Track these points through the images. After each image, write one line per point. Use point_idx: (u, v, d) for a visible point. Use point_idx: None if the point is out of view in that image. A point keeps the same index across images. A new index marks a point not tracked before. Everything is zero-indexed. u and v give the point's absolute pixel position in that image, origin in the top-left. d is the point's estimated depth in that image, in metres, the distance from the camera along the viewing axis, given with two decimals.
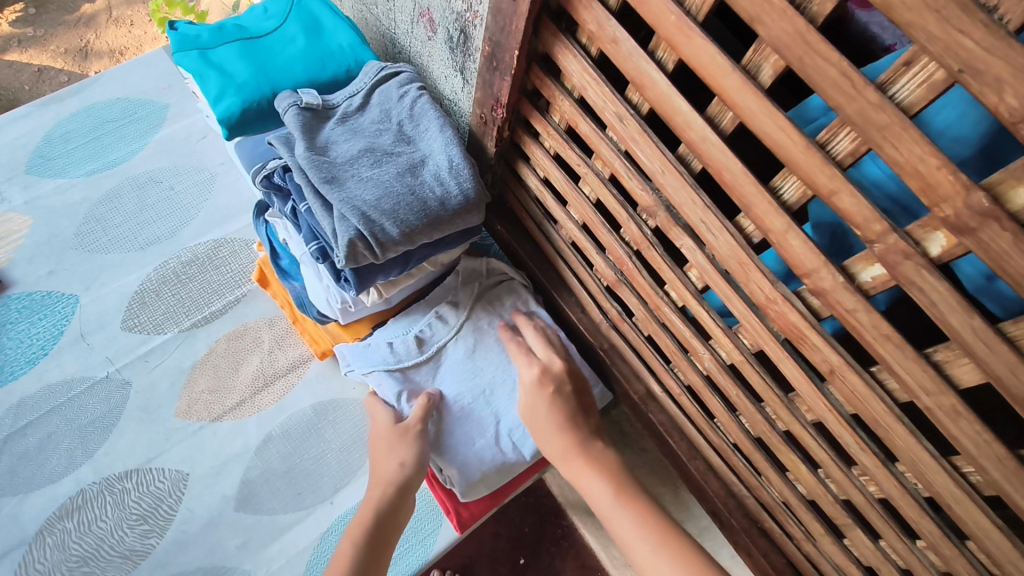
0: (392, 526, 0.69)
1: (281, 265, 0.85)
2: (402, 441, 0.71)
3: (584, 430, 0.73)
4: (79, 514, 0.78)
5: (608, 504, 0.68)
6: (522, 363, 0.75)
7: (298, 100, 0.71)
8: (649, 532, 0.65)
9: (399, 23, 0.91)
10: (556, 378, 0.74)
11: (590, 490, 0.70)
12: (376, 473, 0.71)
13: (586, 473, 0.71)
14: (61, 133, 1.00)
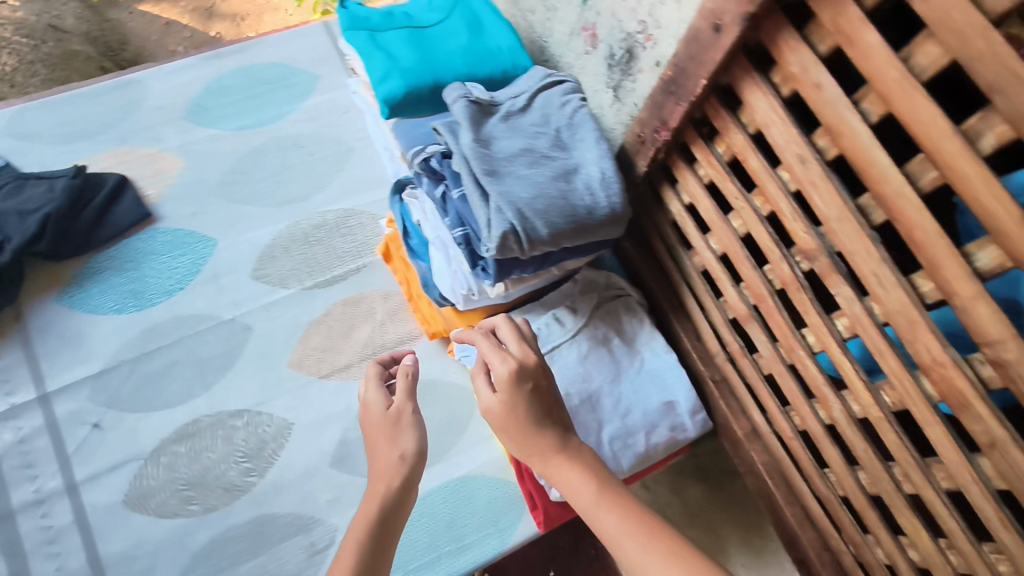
0: (385, 535, 0.58)
1: (409, 244, 0.89)
2: (393, 432, 0.64)
3: (565, 424, 0.65)
4: (191, 441, 0.83)
5: (591, 499, 0.59)
6: (494, 354, 0.66)
7: (468, 94, 0.75)
8: (636, 530, 0.55)
9: (556, 33, 0.94)
10: (533, 373, 0.66)
11: (568, 485, 0.61)
12: (372, 471, 0.63)
13: (568, 467, 0.62)
14: (219, 87, 1.04)
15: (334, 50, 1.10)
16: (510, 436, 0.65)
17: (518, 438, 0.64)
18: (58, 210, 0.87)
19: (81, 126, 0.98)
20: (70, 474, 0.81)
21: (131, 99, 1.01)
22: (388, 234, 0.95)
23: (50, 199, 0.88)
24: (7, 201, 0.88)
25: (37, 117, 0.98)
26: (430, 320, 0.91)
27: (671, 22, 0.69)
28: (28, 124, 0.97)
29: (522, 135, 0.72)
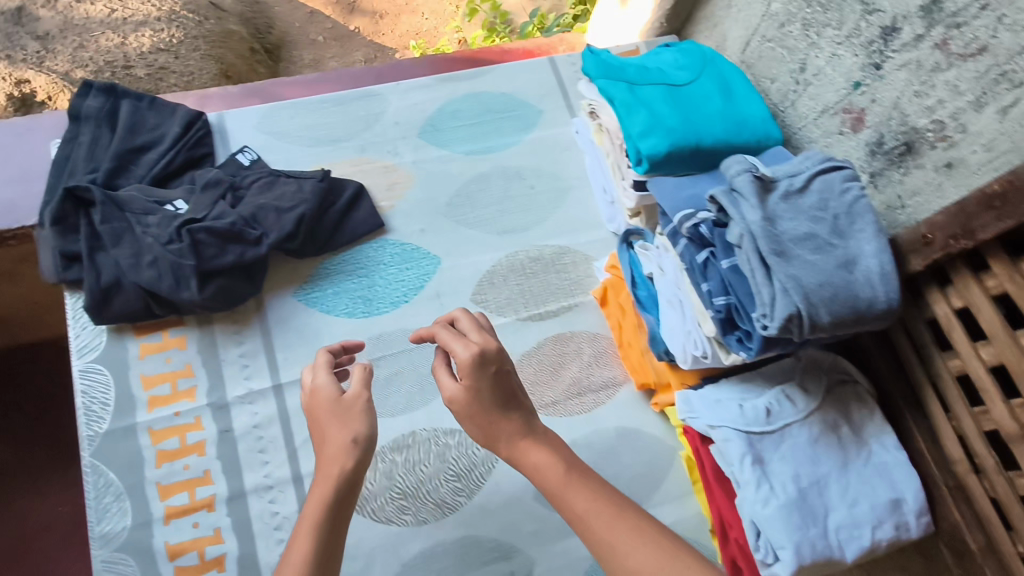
0: (341, 509, 0.63)
1: (636, 295, 0.91)
2: (338, 418, 0.68)
3: (527, 408, 0.72)
4: (407, 452, 0.88)
5: (560, 480, 0.67)
6: (456, 344, 0.72)
7: (752, 167, 0.76)
8: (602, 510, 0.64)
9: (800, 108, 0.95)
10: (491, 359, 0.71)
11: (542, 472, 0.68)
12: (323, 457, 0.66)
13: (532, 451, 0.69)
14: (451, 109, 1.07)
15: (559, 86, 1.12)
16: (485, 427, 0.70)
17: (483, 422, 0.71)
18: (311, 212, 0.92)
19: (325, 130, 1.03)
20: (297, 465, 0.85)
21: (372, 111, 1.06)
22: (607, 279, 0.97)
23: (304, 199, 0.92)
24: (262, 195, 0.92)
25: (289, 116, 1.03)
26: (642, 370, 0.93)
27: (984, 132, 0.69)
28: (280, 122, 1.02)
29: (805, 217, 0.73)
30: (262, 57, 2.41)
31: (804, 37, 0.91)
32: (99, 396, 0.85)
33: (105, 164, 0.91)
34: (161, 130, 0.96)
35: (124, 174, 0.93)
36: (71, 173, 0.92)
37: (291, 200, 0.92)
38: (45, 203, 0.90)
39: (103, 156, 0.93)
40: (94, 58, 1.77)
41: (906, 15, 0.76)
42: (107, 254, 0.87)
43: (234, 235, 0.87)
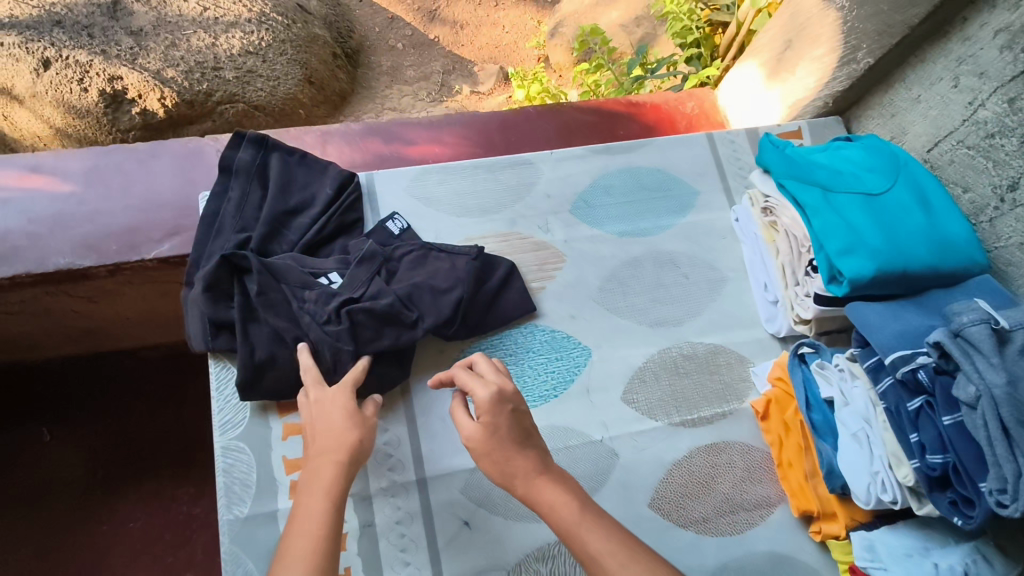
0: (339, 508, 0.66)
1: (808, 418, 0.84)
2: (351, 425, 0.72)
3: (543, 449, 0.74)
4: (551, 564, 0.81)
5: (574, 519, 0.67)
6: (475, 383, 0.76)
7: (987, 317, 0.69)
8: (614, 547, 0.65)
9: (1004, 225, 0.88)
10: (509, 400, 0.75)
11: (553, 510, 0.69)
12: (321, 445, 0.71)
13: (549, 487, 0.70)
14: (605, 184, 1.02)
15: (717, 165, 1.06)
16: (502, 463, 0.72)
17: (499, 460, 0.72)
18: (468, 293, 0.88)
19: (476, 199, 0.98)
20: (438, 569, 0.80)
21: (523, 180, 1.01)
22: (770, 391, 0.90)
23: (461, 278, 0.88)
24: (415, 272, 0.88)
25: (437, 181, 0.98)
26: (801, 495, 0.85)
27: None
28: (428, 186, 0.98)
29: None
30: (344, 62, 2.36)
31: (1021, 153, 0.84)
32: (240, 476, 0.81)
33: (259, 227, 0.89)
34: (312, 192, 0.94)
35: (275, 238, 0.90)
36: (221, 234, 0.89)
37: (447, 279, 0.88)
38: (195, 260, 0.88)
39: (254, 215, 0.91)
40: (185, 58, 1.76)
41: None
42: (259, 324, 0.83)
43: (392, 317, 0.84)
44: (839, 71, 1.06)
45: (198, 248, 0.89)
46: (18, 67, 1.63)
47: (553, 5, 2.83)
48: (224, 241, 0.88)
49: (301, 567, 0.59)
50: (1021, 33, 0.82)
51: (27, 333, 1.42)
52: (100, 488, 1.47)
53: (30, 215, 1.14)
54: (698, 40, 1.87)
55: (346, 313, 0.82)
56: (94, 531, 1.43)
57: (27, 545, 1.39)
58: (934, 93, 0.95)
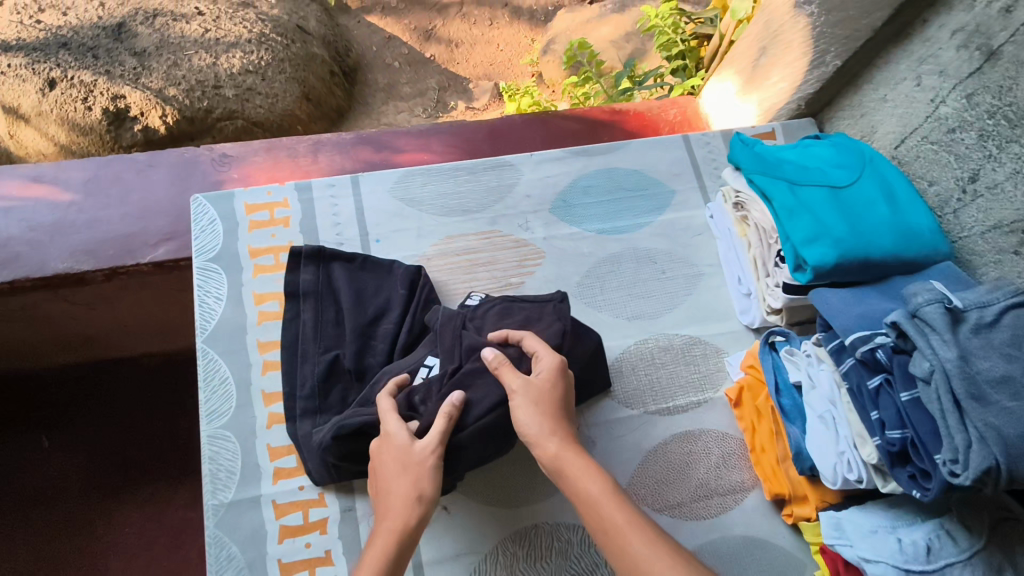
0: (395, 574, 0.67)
1: (778, 403, 0.87)
2: (404, 473, 0.71)
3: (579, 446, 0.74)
4: (527, 545, 0.84)
5: (623, 517, 0.67)
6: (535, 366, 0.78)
7: (942, 296, 0.72)
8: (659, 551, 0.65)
9: (965, 217, 0.91)
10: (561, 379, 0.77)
11: (590, 494, 0.69)
12: (388, 506, 0.70)
13: (583, 476, 0.70)
14: (584, 185, 1.05)
15: (693, 166, 1.08)
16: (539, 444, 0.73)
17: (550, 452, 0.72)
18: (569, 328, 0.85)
19: (457, 202, 1.01)
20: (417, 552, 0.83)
21: (503, 182, 1.04)
22: (744, 378, 0.93)
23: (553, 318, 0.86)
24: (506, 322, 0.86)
25: (420, 183, 1.02)
26: (774, 480, 0.89)
27: None
28: (411, 188, 1.01)
29: (1000, 356, 0.69)
30: (341, 80, 2.43)
31: (979, 147, 0.87)
32: (225, 463, 0.84)
33: (347, 344, 0.87)
34: (386, 295, 0.92)
35: (366, 351, 0.88)
36: (307, 358, 0.87)
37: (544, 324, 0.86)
38: (287, 399, 0.86)
39: (337, 332, 0.89)
40: (186, 77, 1.81)
41: None
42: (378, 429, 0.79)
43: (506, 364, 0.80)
44: (808, 74, 1.09)
45: (287, 379, 0.87)
46: (25, 87, 1.70)
47: (546, 22, 2.86)
48: (318, 373, 0.86)
49: None
50: (977, 34, 0.85)
51: (29, 341, 1.46)
52: (97, 495, 1.48)
53: (32, 223, 1.18)
54: (683, 52, 1.91)
55: (447, 384, 0.80)
56: (91, 536, 1.44)
57: (25, 550, 1.41)
58: (899, 92, 0.98)
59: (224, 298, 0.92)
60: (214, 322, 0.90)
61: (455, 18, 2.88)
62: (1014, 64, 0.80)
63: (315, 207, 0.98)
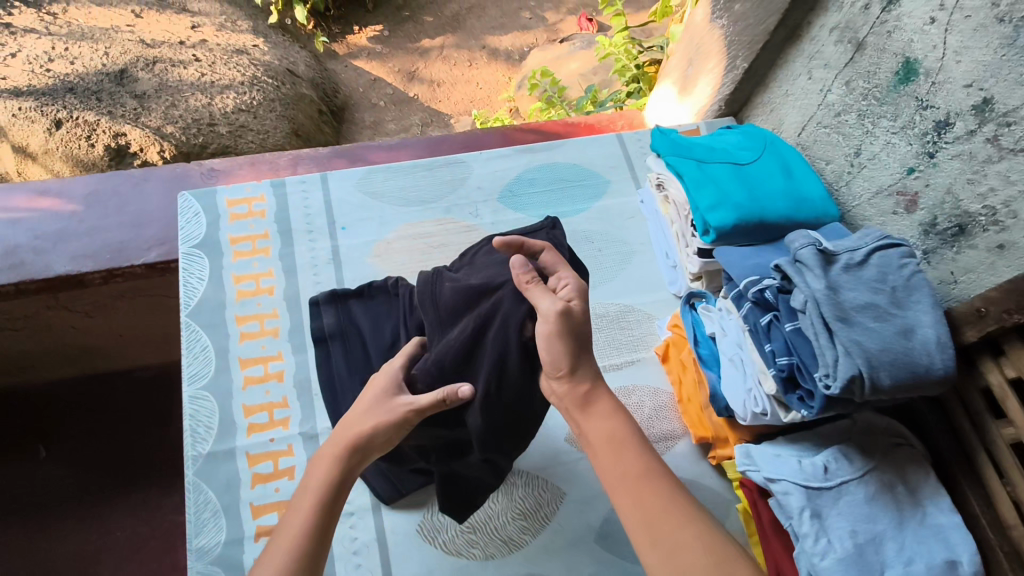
0: (336, 494, 0.72)
1: (697, 353, 0.99)
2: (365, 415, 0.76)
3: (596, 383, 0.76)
4: None
5: (641, 466, 0.71)
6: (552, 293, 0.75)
7: (814, 242, 0.85)
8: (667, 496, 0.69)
9: (855, 188, 1.04)
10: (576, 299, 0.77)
11: (615, 437, 0.73)
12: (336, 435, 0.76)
13: (610, 419, 0.74)
14: (528, 177, 1.20)
15: (625, 159, 1.23)
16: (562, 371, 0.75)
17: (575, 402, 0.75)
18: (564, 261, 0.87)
19: (414, 193, 1.15)
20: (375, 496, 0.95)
21: (456, 176, 1.18)
22: (669, 336, 1.06)
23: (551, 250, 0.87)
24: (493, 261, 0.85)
25: (382, 178, 1.16)
26: (700, 425, 1.00)
27: None
28: (374, 183, 1.15)
29: (866, 288, 0.80)
30: (329, 118, 2.58)
31: (860, 126, 1.00)
32: (204, 419, 0.94)
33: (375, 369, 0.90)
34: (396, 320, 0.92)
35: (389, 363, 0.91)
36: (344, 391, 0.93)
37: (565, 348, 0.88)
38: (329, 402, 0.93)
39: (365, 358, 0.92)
40: (183, 116, 1.94)
41: (957, 113, 0.83)
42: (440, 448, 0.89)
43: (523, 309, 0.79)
44: (726, 77, 1.24)
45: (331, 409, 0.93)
46: (33, 127, 1.76)
47: (521, 60, 2.97)
48: (356, 396, 0.90)
49: (297, 525, 0.69)
50: (848, 29, 0.99)
51: (29, 354, 1.54)
52: (87, 502, 1.51)
53: (36, 232, 1.30)
54: (637, 77, 2.08)
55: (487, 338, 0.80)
56: (80, 541, 1.46)
57: (16, 555, 1.44)
58: (798, 86, 1.13)
59: (205, 279, 1.04)
60: (197, 298, 1.02)
61: (436, 59, 3.01)
62: (876, 52, 0.95)
63: (289, 199, 1.13)
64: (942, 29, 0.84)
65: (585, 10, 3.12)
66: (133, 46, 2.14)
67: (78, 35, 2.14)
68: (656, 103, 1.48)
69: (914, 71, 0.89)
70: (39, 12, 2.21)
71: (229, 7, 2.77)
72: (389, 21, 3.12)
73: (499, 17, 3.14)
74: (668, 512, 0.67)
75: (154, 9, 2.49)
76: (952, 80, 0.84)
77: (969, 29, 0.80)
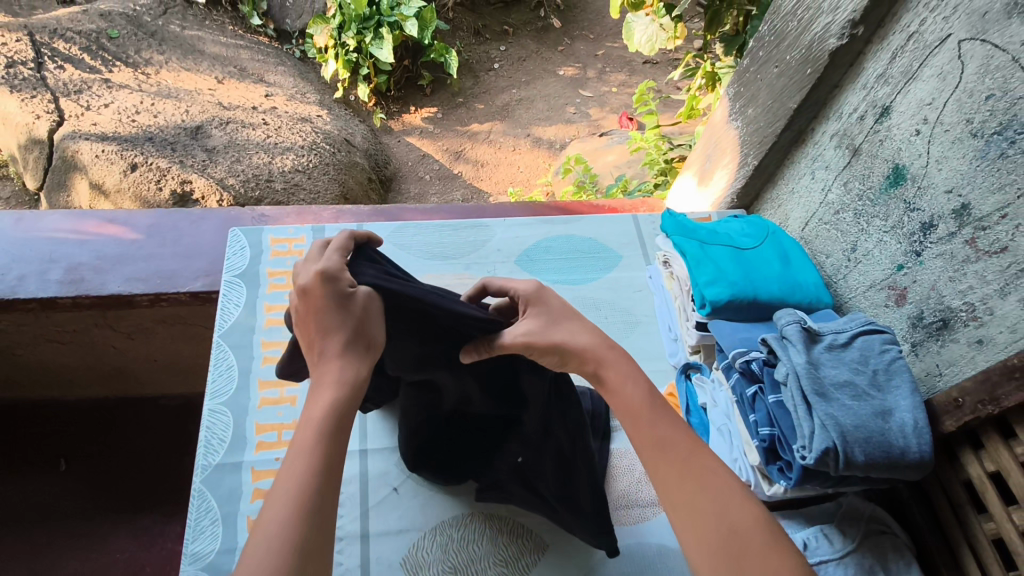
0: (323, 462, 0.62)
1: (688, 420, 1.03)
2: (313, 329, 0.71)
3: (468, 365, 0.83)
4: (462, 529, 0.96)
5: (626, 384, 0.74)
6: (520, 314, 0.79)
7: (800, 321, 0.90)
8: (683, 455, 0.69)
9: (850, 280, 1.10)
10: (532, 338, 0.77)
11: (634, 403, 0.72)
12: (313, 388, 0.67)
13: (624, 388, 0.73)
14: (545, 245, 1.30)
15: (638, 238, 1.34)
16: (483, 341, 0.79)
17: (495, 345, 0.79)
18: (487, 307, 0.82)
19: (439, 248, 1.27)
20: (366, 523, 0.95)
21: (479, 238, 1.30)
22: None
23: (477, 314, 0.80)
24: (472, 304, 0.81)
25: (411, 234, 1.29)
26: None
27: (1009, 316, 0.80)
28: (403, 237, 1.28)
29: (846, 367, 0.85)
30: (377, 186, 2.76)
31: (855, 224, 1.08)
32: (218, 432, 1.01)
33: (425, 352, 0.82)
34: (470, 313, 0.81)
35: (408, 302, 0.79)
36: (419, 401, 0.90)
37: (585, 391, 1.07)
38: None
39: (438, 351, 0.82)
40: (246, 171, 2.13)
41: (940, 215, 0.91)
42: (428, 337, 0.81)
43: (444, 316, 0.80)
44: (737, 172, 1.33)
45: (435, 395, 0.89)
46: (112, 167, 1.95)
47: (561, 149, 3.12)
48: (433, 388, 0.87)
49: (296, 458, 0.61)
50: (846, 136, 1.09)
51: (69, 368, 1.64)
52: (95, 522, 1.55)
53: (99, 253, 1.44)
54: (664, 169, 2.21)
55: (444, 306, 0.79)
56: (78, 561, 1.48)
57: (17, 565, 1.47)
58: (802, 185, 1.21)
59: (240, 306, 1.15)
60: (229, 322, 1.12)
61: (482, 142, 3.21)
62: (870, 157, 1.04)
63: None
64: (925, 139, 0.93)
65: (627, 109, 3.31)
66: (212, 108, 2.40)
67: (166, 95, 2.41)
68: (677, 192, 1.58)
69: (902, 176, 0.97)
70: (136, 72, 2.52)
71: (301, 82, 3.08)
72: (443, 106, 3.37)
73: (545, 110, 3.35)
74: (687, 460, 0.68)
75: (235, 78, 2.78)
76: (934, 186, 0.92)
77: (947, 141, 0.89)
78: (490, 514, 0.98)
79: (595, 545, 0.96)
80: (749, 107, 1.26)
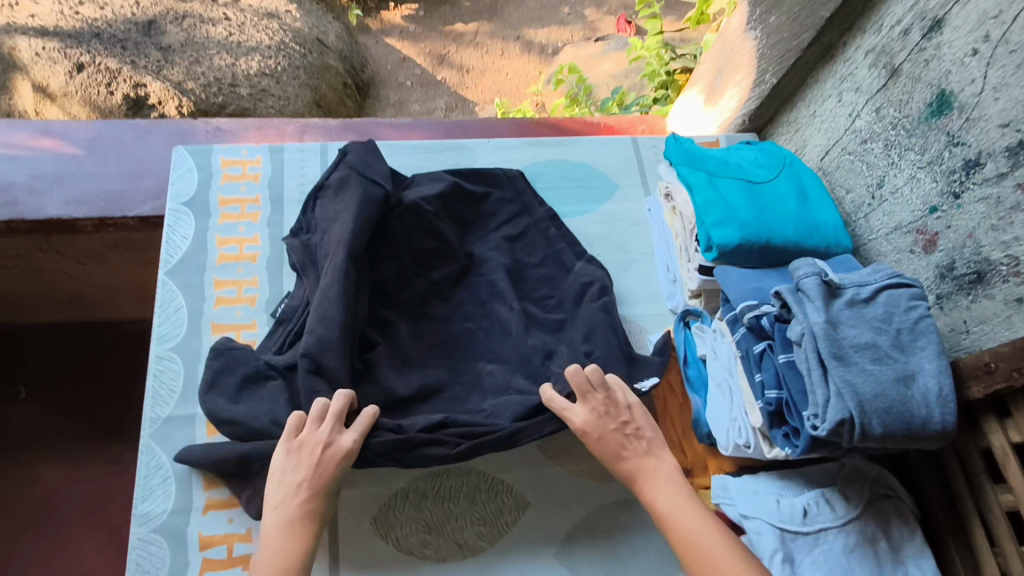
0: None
1: (687, 373, 0.96)
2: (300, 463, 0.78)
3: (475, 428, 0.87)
4: (439, 485, 0.90)
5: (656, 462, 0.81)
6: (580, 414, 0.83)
7: (820, 271, 0.79)
8: (701, 524, 0.75)
9: (873, 221, 0.98)
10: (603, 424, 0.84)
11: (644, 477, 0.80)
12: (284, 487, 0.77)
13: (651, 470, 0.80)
14: (534, 171, 1.17)
15: (638, 164, 1.20)
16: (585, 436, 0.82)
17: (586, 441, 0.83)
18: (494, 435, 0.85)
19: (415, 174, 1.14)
20: None
21: (460, 162, 1.16)
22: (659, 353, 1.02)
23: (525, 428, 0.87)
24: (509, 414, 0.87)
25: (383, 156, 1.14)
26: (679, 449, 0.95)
27: None
28: None
29: (868, 326, 0.75)
30: (353, 92, 2.52)
31: (884, 156, 0.95)
32: (167, 382, 0.91)
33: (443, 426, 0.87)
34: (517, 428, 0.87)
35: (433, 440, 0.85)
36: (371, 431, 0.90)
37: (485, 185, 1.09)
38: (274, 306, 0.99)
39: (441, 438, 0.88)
40: (205, 74, 1.89)
41: (989, 153, 0.78)
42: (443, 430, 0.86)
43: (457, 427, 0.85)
44: (752, 91, 1.18)
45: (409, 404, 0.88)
46: (56, 68, 1.77)
47: (554, 55, 2.87)
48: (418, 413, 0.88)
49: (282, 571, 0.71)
50: (884, 54, 0.94)
51: (19, 292, 1.51)
52: (61, 450, 1.48)
53: (34, 171, 1.28)
54: (665, 82, 2.03)
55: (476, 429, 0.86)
56: (47, 489, 1.43)
57: None
58: (825, 108, 1.07)
59: (189, 238, 1.02)
60: (178, 257, 1.00)
61: (468, 45, 2.94)
62: (910, 80, 0.90)
63: (285, 166, 1.11)
64: (982, 62, 0.79)
65: (627, 11, 3.02)
66: None
67: None
68: (681, 111, 1.42)
69: (948, 104, 0.84)
70: None
71: None
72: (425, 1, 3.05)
73: (537, 9, 3.05)
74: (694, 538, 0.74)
75: None
76: (986, 118, 0.79)
77: (1010, 65, 0.75)
78: (468, 469, 0.91)
79: (578, 504, 0.91)
80: (772, 14, 1.09)
